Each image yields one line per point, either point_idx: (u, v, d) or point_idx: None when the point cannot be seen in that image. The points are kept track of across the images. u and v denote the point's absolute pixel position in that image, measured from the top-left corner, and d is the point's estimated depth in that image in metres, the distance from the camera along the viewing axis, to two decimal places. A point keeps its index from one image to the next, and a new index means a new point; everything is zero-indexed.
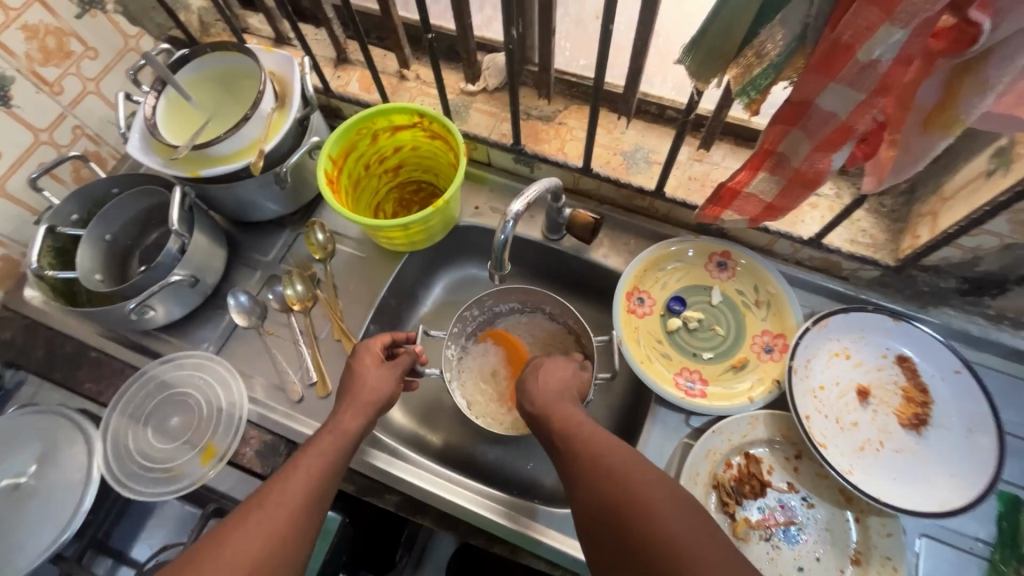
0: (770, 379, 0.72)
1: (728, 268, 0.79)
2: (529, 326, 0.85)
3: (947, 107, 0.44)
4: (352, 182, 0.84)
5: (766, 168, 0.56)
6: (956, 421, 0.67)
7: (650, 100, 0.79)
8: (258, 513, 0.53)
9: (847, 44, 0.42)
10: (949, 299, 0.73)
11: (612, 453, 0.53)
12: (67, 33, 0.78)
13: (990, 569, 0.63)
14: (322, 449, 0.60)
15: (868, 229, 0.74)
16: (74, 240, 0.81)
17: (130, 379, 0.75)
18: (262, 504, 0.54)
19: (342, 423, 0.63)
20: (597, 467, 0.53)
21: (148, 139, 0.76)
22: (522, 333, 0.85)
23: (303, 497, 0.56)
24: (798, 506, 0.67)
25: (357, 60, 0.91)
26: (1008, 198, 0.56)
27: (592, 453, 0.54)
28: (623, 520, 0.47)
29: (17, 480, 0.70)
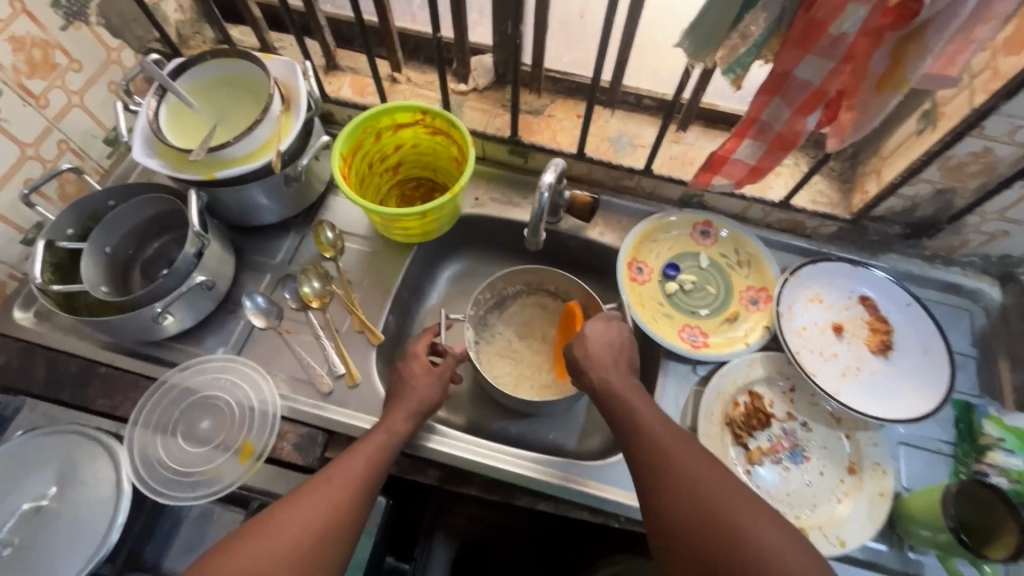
0: (762, 325, 0.82)
1: (711, 235, 0.89)
2: (538, 306, 0.92)
3: (895, 72, 0.55)
4: (358, 180, 0.87)
5: (751, 134, 0.66)
6: (914, 343, 0.80)
7: (630, 90, 0.88)
8: (309, 497, 0.60)
9: (821, 21, 0.52)
10: (894, 245, 0.87)
11: (694, 461, 0.60)
12: (52, 45, 0.77)
13: (955, 462, 0.76)
14: (376, 446, 0.66)
15: (824, 190, 0.86)
16: (72, 255, 0.78)
17: (150, 389, 0.74)
18: (312, 490, 0.61)
19: (394, 424, 0.69)
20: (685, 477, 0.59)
21: (151, 145, 0.75)
22: (533, 313, 0.92)
23: (351, 486, 0.62)
24: (799, 432, 0.77)
25: (347, 66, 0.95)
26: (938, 149, 0.69)
27: (677, 462, 0.60)
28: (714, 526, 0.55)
29: (39, 504, 0.67)
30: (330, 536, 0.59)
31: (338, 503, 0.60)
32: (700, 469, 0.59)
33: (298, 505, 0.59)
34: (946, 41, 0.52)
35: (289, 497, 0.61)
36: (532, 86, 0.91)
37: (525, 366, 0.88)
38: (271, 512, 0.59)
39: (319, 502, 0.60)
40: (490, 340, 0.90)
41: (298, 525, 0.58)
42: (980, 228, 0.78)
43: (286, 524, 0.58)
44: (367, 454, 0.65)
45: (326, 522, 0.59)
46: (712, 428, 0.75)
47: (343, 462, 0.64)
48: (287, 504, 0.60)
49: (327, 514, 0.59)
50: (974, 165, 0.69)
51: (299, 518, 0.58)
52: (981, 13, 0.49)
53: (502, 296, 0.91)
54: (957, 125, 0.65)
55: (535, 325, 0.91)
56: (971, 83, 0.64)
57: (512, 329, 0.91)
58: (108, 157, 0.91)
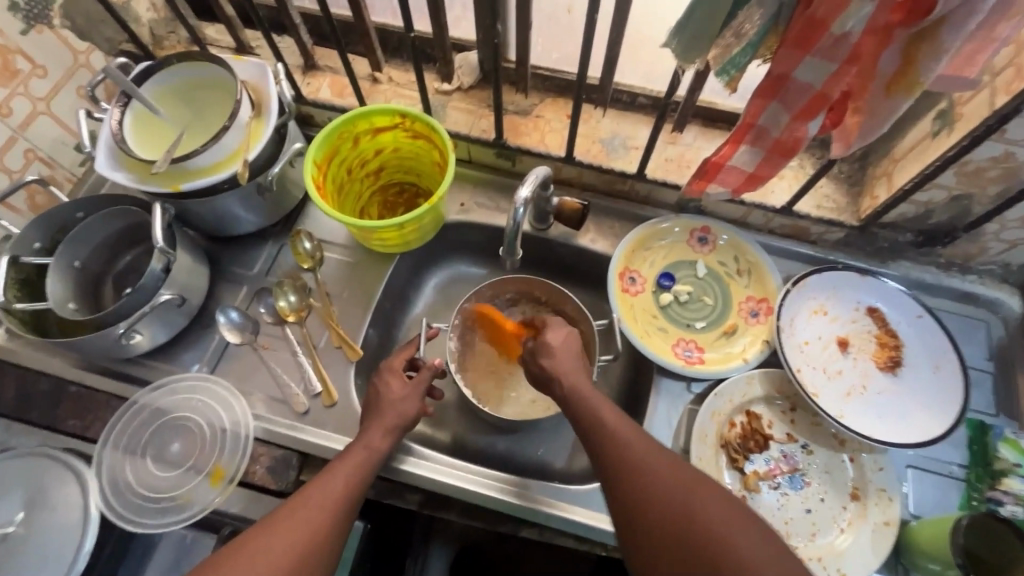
0: (761, 339, 0.78)
1: (709, 242, 0.84)
2: (528, 316, 0.87)
3: (907, 73, 0.50)
4: (336, 187, 0.83)
5: (747, 140, 0.61)
6: (924, 359, 0.74)
7: (623, 89, 0.83)
8: (288, 520, 0.54)
9: (822, 19, 0.46)
10: (905, 252, 0.81)
11: (661, 466, 0.55)
12: (13, 51, 0.73)
13: (968, 488, 0.71)
14: (357, 464, 0.61)
15: (830, 194, 0.80)
16: (39, 269, 0.76)
17: (120, 410, 0.72)
18: (291, 512, 0.55)
19: (371, 440, 0.63)
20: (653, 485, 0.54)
21: (117, 156, 0.72)
22: (522, 324, 0.87)
23: (334, 506, 0.56)
24: (799, 454, 0.73)
25: (326, 66, 0.90)
26: (955, 153, 0.63)
27: (642, 469, 0.55)
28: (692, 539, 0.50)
29: (5, 530, 0.66)
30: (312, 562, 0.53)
31: (322, 526, 0.55)
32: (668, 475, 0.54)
33: (277, 531, 0.53)
34: (964, 40, 0.46)
35: (265, 520, 0.54)
36: (518, 85, 0.85)
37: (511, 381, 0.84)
38: (245, 538, 0.53)
39: (300, 525, 0.54)
40: (476, 352, 0.86)
41: (280, 552, 0.52)
42: (999, 236, 0.72)
43: (263, 552, 0.51)
44: (349, 473, 0.59)
45: (308, 548, 0.53)
46: (705, 451, 0.71)
47: (322, 479, 0.58)
48: (265, 528, 0.53)
49: (310, 538, 0.54)
50: (995, 170, 0.64)
51: (278, 545, 0.52)
52: (1005, 8, 0.44)
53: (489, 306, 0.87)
54: (976, 128, 0.60)
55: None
56: (992, 82, 0.58)
57: (499, 342, 0.87)
58: (80, 164, 0.88)
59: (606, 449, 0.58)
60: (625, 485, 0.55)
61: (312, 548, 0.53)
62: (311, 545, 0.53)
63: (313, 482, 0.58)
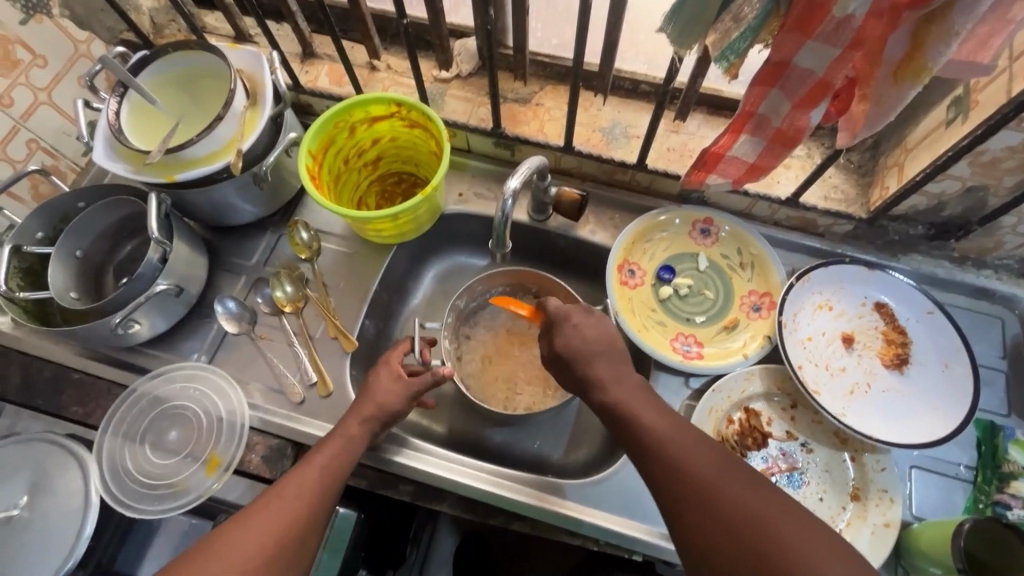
0: (762, 335, 0.76)
1: (712, 234, 0.82)
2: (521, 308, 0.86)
3: (915, 58, 0.47)
4: (333, 178, 0.82)
5: (747, 129, 0.58)
6: (933, 357, 0.72)
7: (624, 75, 0.80)
8: (263, 512, 0.55)
9: (823, 2, 0.44)
10: (916, 245, 0.78)
11: (717, 469, 0.51)
12: (12, 41, 0.74)
13: (974, 490, 0.69)
14: (334, 450, 0.61)
15: (839, 185, 0.78)
16: (43, 259, 0.77)
17: (119, 398, 0.73)
18: (265, 503, 0.56)
19: (348, 428, 0.63)
20: (703, 484, 0.51)
21: (115, 146, 0.72)
22: (518, 318, 0.86)
23: (307, 496, 0.57)
24: (798, 453, 0.71)
25: (325, 54, 0.89)
26: (968, 143, 0.60)
27: (689, 468, 0.52)
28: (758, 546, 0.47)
29: (9, 514, 0.67)
30: (288, 550, 0.54)
31: (297, 515, 0.55)
32: (718, 469, 0.51)
33: (251, 522, 0.54)
34: (976, 23, 0.44)
35: (239, 512, 0.56)
36: (517, 73, 0.84)
37: (507, 375, 0.83)
38: (220, 529, 0.54)
39: (273, 515, 0.55)
40: (472, 344, 0.85)
41: (253, 542, 0.53)
42: (1016, 230, 0.69)
43: (235, 542, 0.53)
44: (325, 460, 0.60)
45: (283, 537, 0.54)
46: None
47: (299, 468, 0.59)
48: (236, 521, 0.55)
49: (284, 528, 0.54)
50: (1011, 161, 0.60)
51: (252, 534, 0.53)
52: None
53: (483, 300, 0.87)
54: (991, 116, 0.57)
55: (519, 330, 0.86)
56: (1010, 67, 0.55)
57: (494, 336, 0.86)
58: (83, 155, 0.89)
59: (651, 444, 0.54)
60: (672, 484, 0.52)
61: (286, 537, 0.54)
62: (286, 533, 0.54)
63: (287, 473, 0.59)
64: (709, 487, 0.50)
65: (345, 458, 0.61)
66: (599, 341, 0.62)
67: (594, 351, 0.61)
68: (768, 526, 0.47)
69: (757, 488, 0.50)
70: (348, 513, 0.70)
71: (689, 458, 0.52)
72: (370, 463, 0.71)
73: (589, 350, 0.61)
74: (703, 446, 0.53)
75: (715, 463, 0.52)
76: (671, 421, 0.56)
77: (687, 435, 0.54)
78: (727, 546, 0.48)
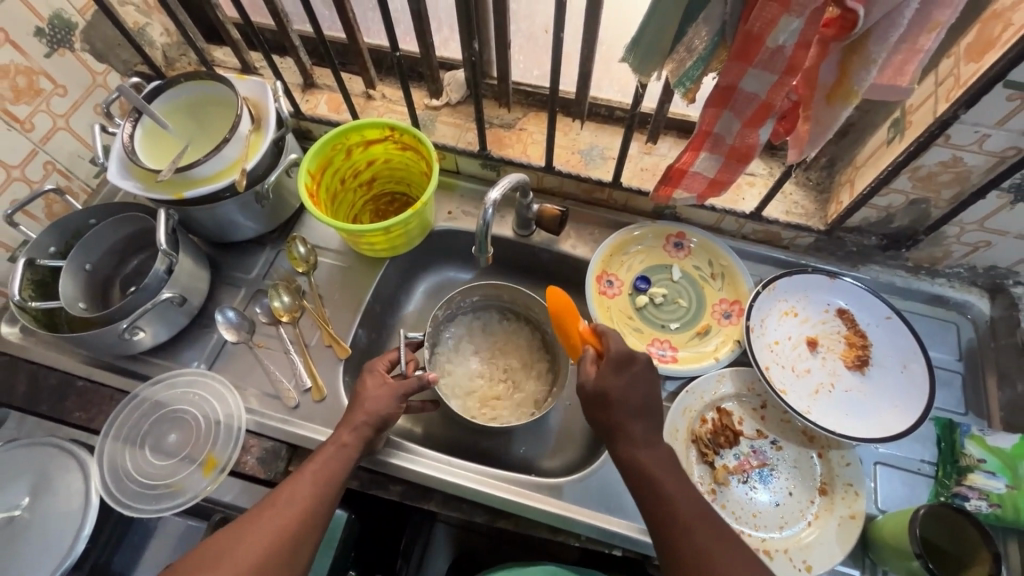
0: (732, 339, 0.81)
1: (684, 247, 0.88)
2: (495, 322, 0.92)
3: (843, 83, 0.54)
4: (330, 197, 0.88)
5: (705, 147, 0.65)
6: (892, 358, 0.77)
7: (599, 102, 0.88)
8: (254, 525, 0.57)
9: (758, 34, 0.50)
10: (873, 256, 0.84)
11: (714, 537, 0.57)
12: (36, 72, 0.80)
13: (936, 484, 0.72)
14: (325, 458, 0.63)
15: (799, 201, 0.84)
16: (54, 272, 0.82)
17: (122, 403, 0.77)
18: (256, 516, 0.58)
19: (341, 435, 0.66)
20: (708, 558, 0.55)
21: (127, 165, 0.78)
22: (495, 331, 0.92)
23: (294, 511, 0.59)
24: (769, 450, 0.75)
25: (324, 85, 0.96)
26: (905, 158, 0.66)
27: (699, 541, 0.56)
28: None
29: (11, 514, 0.70)
30: (274, 564, 0.56)
31: (285, 529, 0.57)
32: (717, 540, 0.57)
33: (242, 534, 0.57)
34: (891, 52, 0.51)
35: (235, 521, 0.59)
36: (501, 100, 0.91)
37: (482, 384, 0.88)
38: (216, 537, 0.57)
39: (261, 528, 0.57)
40: (448, 350, 0.90)
41: (241, 555, 0.55)
42: (960, 239, 0.75)
43: (225, 556, 0.55)
44: (317, 469, 0.62)
45: (279, 538, 0.57)
46: (677, 445, 0.74)
47: (290, 480, 0.61)
48: (229, 533, 0.57)
49: (271, 542, 0.56)
50: (944, 175, 0.67)
51: (241, 548, 0.56)
52: (923, 22, 0.48)
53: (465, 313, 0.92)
54: (921, 134, 0.63)
55: (492, 338, 0.91)
56: (936, 91, 0.62)
57: (472, 348, 0.91)
58: (95, 177, 0.95)
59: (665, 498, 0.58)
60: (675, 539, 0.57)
61: (273, 549, 0.56)
62: (275, 546, 0.56)
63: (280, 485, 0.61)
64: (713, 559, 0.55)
65: (337, 467, 0.63)
66: (644, 395, 0.64)
67: (634, 405, 0.63)
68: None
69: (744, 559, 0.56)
70: (340, 512, 0.73)
71: (697, 528, 0.57)
72: (359, 463, 0.74)
73: (633, 406, 0.63)
74: (704, 511, 0.59)
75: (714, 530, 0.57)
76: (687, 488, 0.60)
77: (695, 497, 0.60)
78: None
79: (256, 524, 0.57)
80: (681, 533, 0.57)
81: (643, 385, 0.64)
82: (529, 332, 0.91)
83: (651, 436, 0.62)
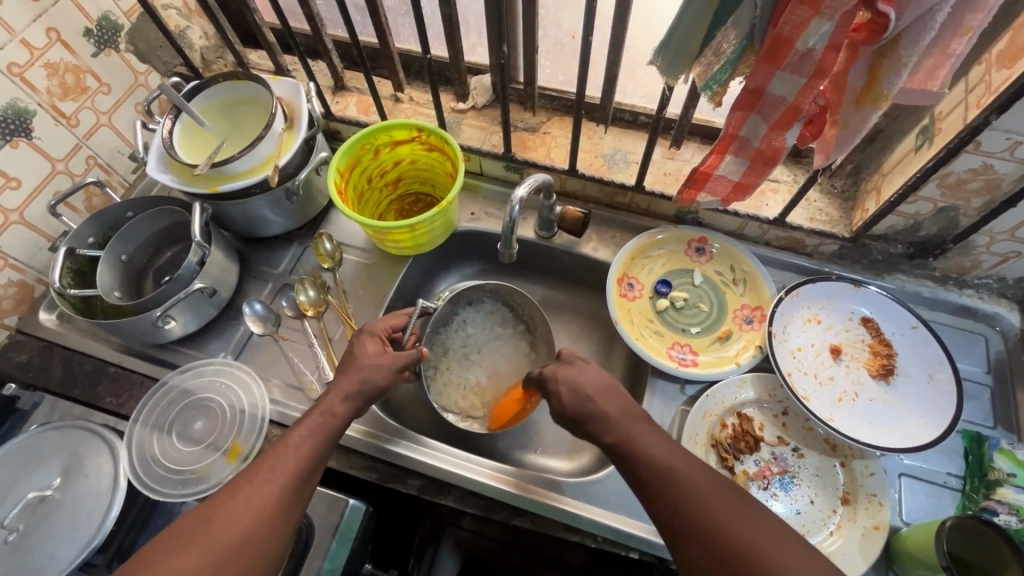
0: (754, 344, 0.80)
1: (706, 252, 0.88)
2: (498, 320, 0.91)
3: (873, 86, 0.54)
4: (357, 194, 0.90)
5: (731, 150, 0.65)
6: (918, 369, 0.75)
7: (624, 108, 0.89)
8: (231, 503, 0.55)
9: (788, 37, 0.50)
10: (899, 265, 0.83)
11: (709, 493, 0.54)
12: (84, 71, 0.84)
13: (963, 498, 0.71)
14: (311, 431, 0.62)
15: (824, 208, 0.84)
16: (92, 261, 0.84)
17: (153, 390, 0.80)
18: (232, 494, 0.56)
19: (331, 409, 0.64)
20: (711, 522, 0.52)
21: (165, 160, 0.81)
22: (495, 329, 0.91)
23: (273, 488, 0.57)
24: (790, 457, 0.75)
25: (354, 87, 0.99)
26: (933, 165, 0.66)
27: (692, 503, 0.54)
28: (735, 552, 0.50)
29: (43, 493, 0.71)
30: (255, 543, 0.54)
31: (263, 508, 0.55)
32: (722, 502, 0.53)
33: (218, 513, 0.54)
34: (921, 56, 0.51)
35: (209, 498, 0.56)
36: (527, 104, 0.92)
37: (470, 376, 0.88)
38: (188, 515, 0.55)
39: (239, 506, 0.55)
40: (449, 337, 0.89)
41: (218, 535, 0.53)
42: (990, 249, 0.74)
43: (200, 537, 0.53)
44: (300, 445, 0.60)
45: (259, 518, 0.55)
46: (696, 449, 0.74)
47: (267, 455, 0.59)
48: (203, 512, 0.55)
49: (252, 519, 0.54)
50: (975, 182, 0.66)
51: (215, 528, 0.53)
52: (954, 27, 0.48)
53: (473, 300, 0.91)
54: (951, 140, 0.63)
55: (491, 333, 0.91)
56: (967, 98, 0.61)
57: (474, 339, 0.90)
58: (133, 172, 0.98)
59: (643, 468, 0.57)
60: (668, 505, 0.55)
61: (253, 527, 0.54)
62: (254, 523, 0.54)
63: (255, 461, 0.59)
64: (717, 523, 0.52)
65: (320, 443, 0.61)
66: (601, 383, 0.64)
67: (595, 394, 0.63)
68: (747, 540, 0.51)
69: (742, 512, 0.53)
70: (358, 504, 0.72)
71: (682, 493, 0.55)
72: (379, 456, 0.75)
73: (582, 392, 0.63)
74: (704, 475, 0.56)
75: (715, 493, 0.54)
76: (670, 450, 0.58)
77: (690, 464, 0.57)
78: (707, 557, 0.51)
79: (233, 503, 0.55)
80: (667, 496, 0.55)
81: (587, 374, 0.65)
82: (519, 338, 0.90)
83: (628, 414, 0.61)
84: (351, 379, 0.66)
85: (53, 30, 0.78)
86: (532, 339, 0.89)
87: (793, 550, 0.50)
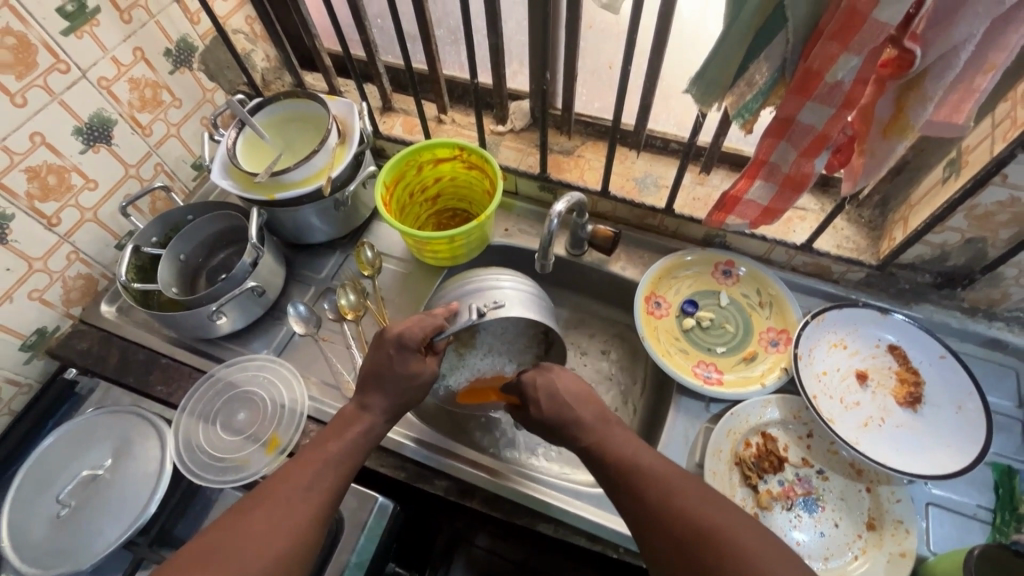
0: (779, 366, 0.82)
1: (733, 275, 0.90)
2: (520, 334, 0.84)
3: (900, 118, 0.57)
4: (399, 207, 0.96)
5: (761, 175, 0.69)
6: (946, 398, 0.76)
7: (655, 134, 0.93)
8: (264, 519, 0.57)
9: (817, 71, 0.54)
10: (927, 294, 0.84)
11: (679, 489, 0.57)
12: (161, 86, 0.92)
13: (993, 530, 0.70)
14: None
15: (851, 236, 0.86)
16: (153, 259, 0.91)
17: (200, 380, 0.85)
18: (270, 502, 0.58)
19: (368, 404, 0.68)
20: (680, 511, 0.55)
21: (227, 167, 0.87)
22: (516, 336, 0.84)
23: (307, 505, 0.59)
24: (814, 479, 0.76)
25: (401, 109, 1.06)
26: (961, 196, 0.68)
27: (659, 497, 0.57)
28: (699, 538, 0.53)
29: (95, 472, 0.75)
30: (284, 565, 0.55)
31: (293, 529, 0.57)
32: (690, 493, 0.56)
33: (251, 533, 0.56)
34: (946, 90, 0.54)
35: (250, 500, 0.59)
36: (563, 128, 0.98)
37: (478, 365, 0.85)
38: (227, 521, 0.57)
39: (272, 524, 0.57)
40: (481, 335, 0.84)
41: (254, 548, 0.55)
42: (1019, 281, 0.75)
43: (235, 552, 0.54)
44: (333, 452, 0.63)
45: (289, 540, 0.56)
46: (720, 466, 0.75)
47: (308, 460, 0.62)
48: (237, 519, 0.57)
49: (287, 538, 0.56)
50: (1003, 214, 0.68)
51: (248, 551, 0.54)
52: (978, 64, 0.51)
53: (508, 322, 0.82)
54: (978, 172, 0.65)
55: (519, 343, 0.84)
56: (994, 132, 0.64)
57: (498, 343, 0.85)
58: (193, 179, 1.05)
59: (616, 471, 0.60)
60: (639, 502, 0.57)
61: (285, 547, 0.56)
62: (286, 544, 0.56)
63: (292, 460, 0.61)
64: (684, 511, 0.55)
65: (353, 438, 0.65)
66: (578, 390, 0.67)
67: (571, 399, 0.66)
68: (711, 527, 0.53)
69: (711, 505, 0.55)
70: (386, 502, 0.74)
71: (649, 488, 0.57)
72: (410, 455, 0.79)
73: (561, 398, 0.66)
74: (675, 473, 0.59)
75: (684, 487, 0.57)
76: (646, 452, 0.62)
77: (661, 463, 0.60)
78: (675, 546, 0.53)
79: (266, 521, 0.57)
80: (635, 492, 0.58)
81: (567, 382, 0.68)
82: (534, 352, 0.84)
83: (601, 419, 0.65)
84: (387, 372, 0.69)
85: (139, 49, 0.86)
86: (541, 359, 0.84)
87: (755, 535, 0.52)
